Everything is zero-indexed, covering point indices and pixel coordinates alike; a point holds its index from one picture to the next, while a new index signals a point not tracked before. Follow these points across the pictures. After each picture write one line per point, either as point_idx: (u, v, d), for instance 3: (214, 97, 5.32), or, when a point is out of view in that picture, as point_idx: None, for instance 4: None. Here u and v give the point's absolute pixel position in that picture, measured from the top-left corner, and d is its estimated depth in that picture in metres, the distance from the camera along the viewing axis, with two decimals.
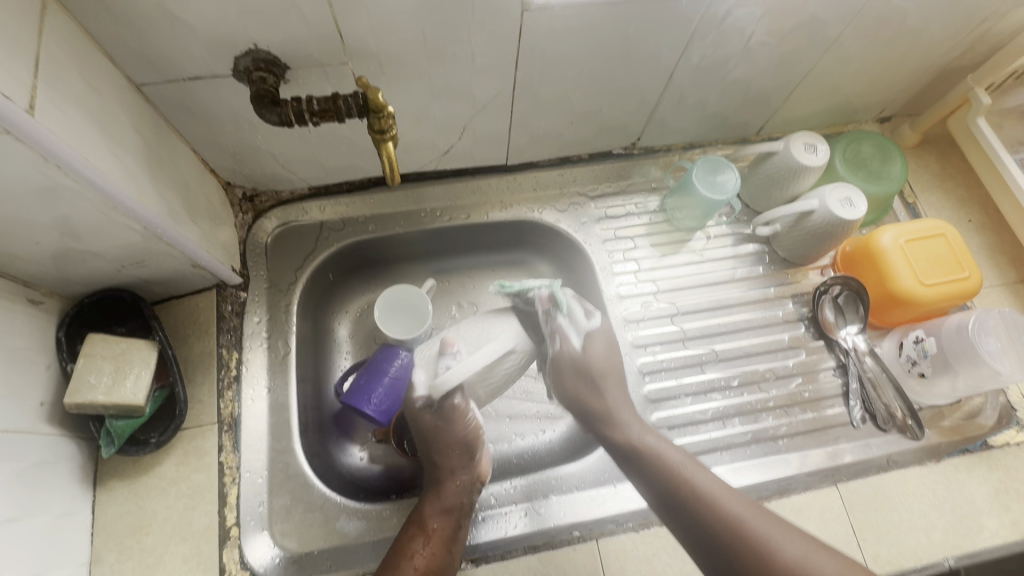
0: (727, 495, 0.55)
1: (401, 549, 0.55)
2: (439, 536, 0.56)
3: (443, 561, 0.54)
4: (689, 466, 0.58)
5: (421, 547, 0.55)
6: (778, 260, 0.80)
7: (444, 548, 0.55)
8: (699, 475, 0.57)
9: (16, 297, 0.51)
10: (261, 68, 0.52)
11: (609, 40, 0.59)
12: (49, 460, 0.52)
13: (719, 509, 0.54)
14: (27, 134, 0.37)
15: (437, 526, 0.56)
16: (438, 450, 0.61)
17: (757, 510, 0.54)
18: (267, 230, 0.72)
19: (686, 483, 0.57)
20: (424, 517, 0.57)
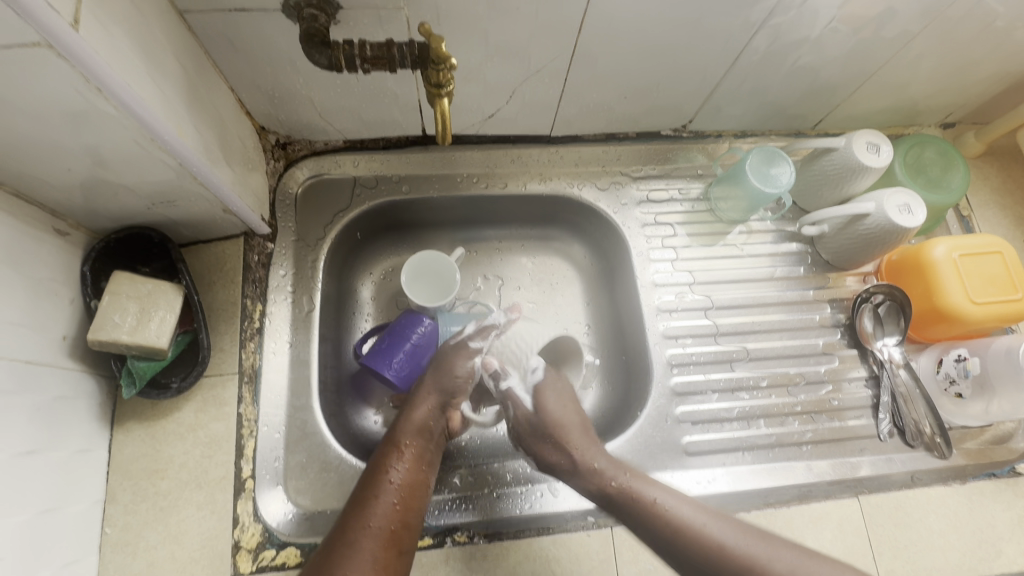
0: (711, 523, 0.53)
1: (377, 467, 0.56)
2: (413, 456, 0.57)
3: (419, 476, 0.56)
4: (663, 497, 0.55)
5: (401, 466, 0.56)
6: (820, 262, 0.77)
7: (419, 466, 0.57)
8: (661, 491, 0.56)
9: (42, 225, 0.49)
10: (313, 5, 0.48)
11: (683, 8, 0.55)
12: (68, 396, 0.51)
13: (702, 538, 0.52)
14: (69, 50, 0.35)
15: (412, 445, 0.58)
16: (426, 380, 0.65)
17: (730, 522, 0.53)
18: (298, 180, 0.70)
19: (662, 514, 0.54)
20: (398, 437, 0.59)
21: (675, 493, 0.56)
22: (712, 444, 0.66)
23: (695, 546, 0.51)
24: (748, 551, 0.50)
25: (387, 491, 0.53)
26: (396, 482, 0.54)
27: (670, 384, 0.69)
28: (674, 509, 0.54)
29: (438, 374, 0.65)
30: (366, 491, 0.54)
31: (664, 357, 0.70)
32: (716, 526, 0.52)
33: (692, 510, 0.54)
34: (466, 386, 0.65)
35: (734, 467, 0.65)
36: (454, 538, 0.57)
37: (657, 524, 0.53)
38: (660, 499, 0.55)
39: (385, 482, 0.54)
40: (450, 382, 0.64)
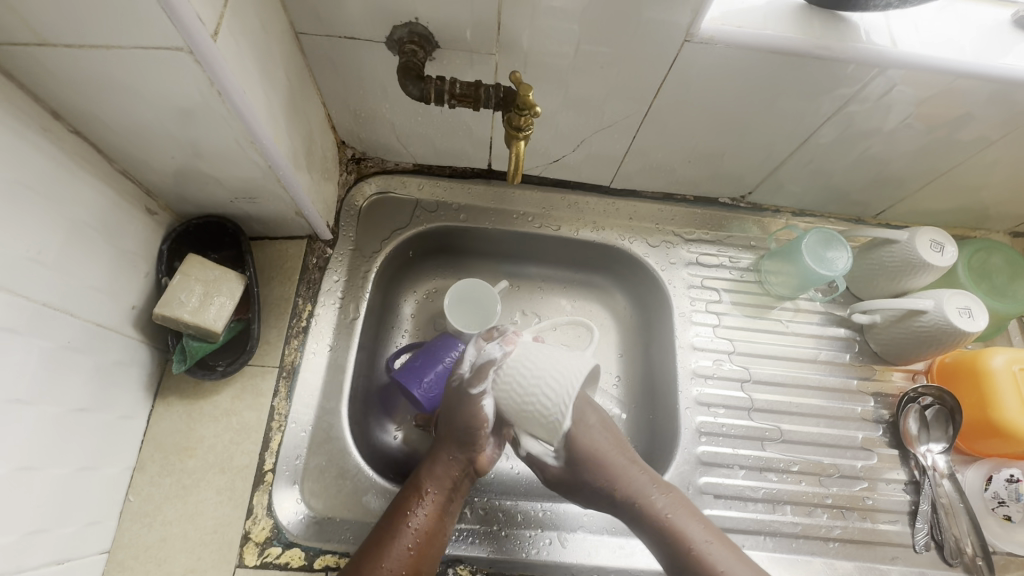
0: None
1: (398, 510, 0.55)
2: (432, 505, 0.55)
3: (436, 526, 0.55)
4: (715, 546, 0.53)
5: (420, 512, 0.55)
6: (867, 352, 0.75)
7: (438, 515, 0.55)
8: (708, 532, 0.54)
9: (137, 203, 0.54)
10: (414, 41, 0.53)
11: (759, 87, 0.57)
12: (125, 362, 0.54)
13: None
14: (204, 58, 0.39)
15: (432, 492, 0.56)
16: (447, 418, 0.59)
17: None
18: (364, 195, 0.74)
19: (704, 561, 0.52)
20: (421, 480, 0.57)
21: (729, 544, 0.54)
22: (732, 523, 0.64)
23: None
24: None
25: (403, 536, 0.53)
26: (413, 528, 0.54)
27: (696, 452, 0.67)
28: (719, 558, 0.52)
29: (451, 417, 0.58)
30: (382, 531, 0.53)
31: (694, 423, 0.69)
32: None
33: (736, 564, 0.52)
34: (484, 427, 0.57)
35: (752, 550, 0.62)
36: (456, 570, 0.57)
37: (688, 556, 0.53)
38: (706, 544, 0.53)
39: (403, 527, 0.53)
40: (468, 422, 0.57)
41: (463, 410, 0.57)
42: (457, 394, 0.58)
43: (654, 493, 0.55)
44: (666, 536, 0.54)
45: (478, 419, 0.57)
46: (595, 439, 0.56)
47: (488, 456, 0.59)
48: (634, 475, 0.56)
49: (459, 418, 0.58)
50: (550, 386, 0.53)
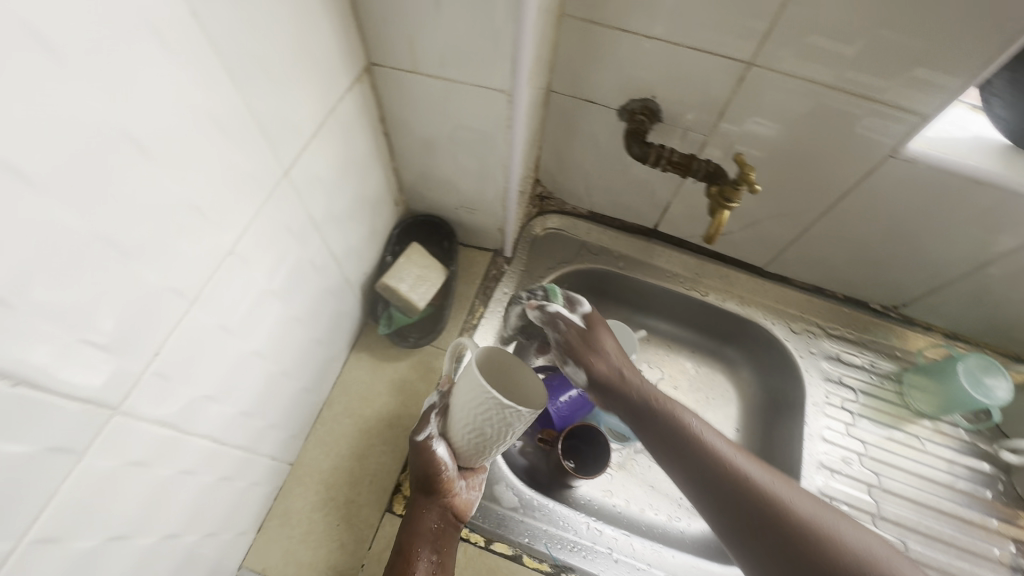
0: (814, 506, 0.47)
1: None
2: (426, 562, 0.54)
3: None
4: (768, 478, 0.49)
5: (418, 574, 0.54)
6: (1013, 496, 0.71)
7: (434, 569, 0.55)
8: (766, 470, 0.50)
9: (392, 193, 0.68)
10: (643, 113, 0.63)
11: (948, 207, 0.61)
12: (347, 316, 0.66)
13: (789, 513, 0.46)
14: (515, 99, 0.50)
15: (422, 555, 0.55)
16: (414, 478, 0.58)
17: (832, 509, 0.47)
18: (541, 227, 0.85)
19: (756, 487, 0.48)
20: (410, 544, 0.55)
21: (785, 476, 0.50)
22: None
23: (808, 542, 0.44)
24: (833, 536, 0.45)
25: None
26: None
27: None
28: (775, 485, 0.48)
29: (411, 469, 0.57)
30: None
31: None
32: (841, 523, 0.46)
33: (787, 487, 0.49)
34: (447, 470, 0.55)
35: None
36: None
37: (722, 471, 0.50)
38: (770, 484, 0.49)
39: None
40: (426, 470, 0.56)
41: (421, 471, 0.56)
42: (421, 457, 0.56)
43: (682, 411, 0.56)
44: (723, 473, 0.50)
45: (439, 467, 0.55)
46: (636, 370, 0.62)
47: (465, 496, 0.58)
48: (670, 402, 0.57)
49: (427, 469, 0.55)
50: (476, 412, 0.49)
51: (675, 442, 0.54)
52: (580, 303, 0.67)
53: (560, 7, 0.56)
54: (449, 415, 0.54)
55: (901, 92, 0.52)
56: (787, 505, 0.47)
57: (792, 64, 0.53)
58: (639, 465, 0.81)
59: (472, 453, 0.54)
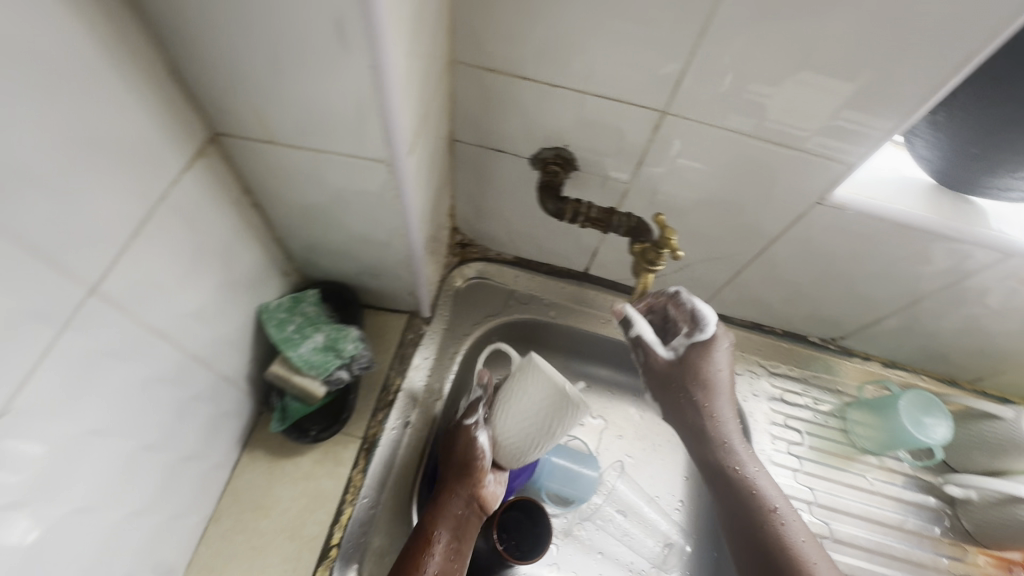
0: (786, 509, 0.56)
1: (407, 564, 0.52)
2: (446, 546, 0.54)
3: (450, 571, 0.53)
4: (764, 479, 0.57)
5: (431, 564, 0.53)
6: (958, 530, 0.70)
7: (450, 557, 0.54)
8: (783, 500, 0.56)
9: (277, 265, 0.58)
10: (557, 162, 0.57)
11: (879, 250, 0.58)
12: (231, 413, 0.56)
13: (766, 514, 0.55)
14: (397, 169, 0.42)
15: (440, 537, 0.55)
16: (443, 464, 0.60)
17: (801, 523, 0.55)
18: (463, 278, 0.77)
19: (742, 478, 0.57)
20: (430, 527, 0.55)
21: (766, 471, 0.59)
22: None
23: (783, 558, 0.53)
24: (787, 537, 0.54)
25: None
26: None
27: None
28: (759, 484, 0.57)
29: (449, 448, 0.61)
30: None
31: None
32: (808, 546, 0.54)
33: (773, 492, 0.57)
34: (481, 458, 0.59)
35: None
36: None
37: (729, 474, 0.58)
38: (762, 491, 0.57)
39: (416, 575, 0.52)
40: (464, 451, 0.59)
41: (453, 457, 0.60)
42: (458, 446, 0.60)
43: (722, 404, 0.59)
44: (742, 490, 0.57)
45: (477, 452, 0.59)
46: (709, 372, 0.59)
47: (491, 490, 0.59)
48: (722, 409, 0.59)
49: (459, 449, 0.60)
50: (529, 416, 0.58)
51: (691, 425, 0.60)
52: (704, 326, 0.58)
53: (450, 53, 0.48)
54: (500, 391, 0.61)
55: (824, 139, 0.48)
56: (782, 528, 0.54)
57: (709, 111, 0.48)
58: (581, 534, 0.74)
59: (506, 454, 0.60)
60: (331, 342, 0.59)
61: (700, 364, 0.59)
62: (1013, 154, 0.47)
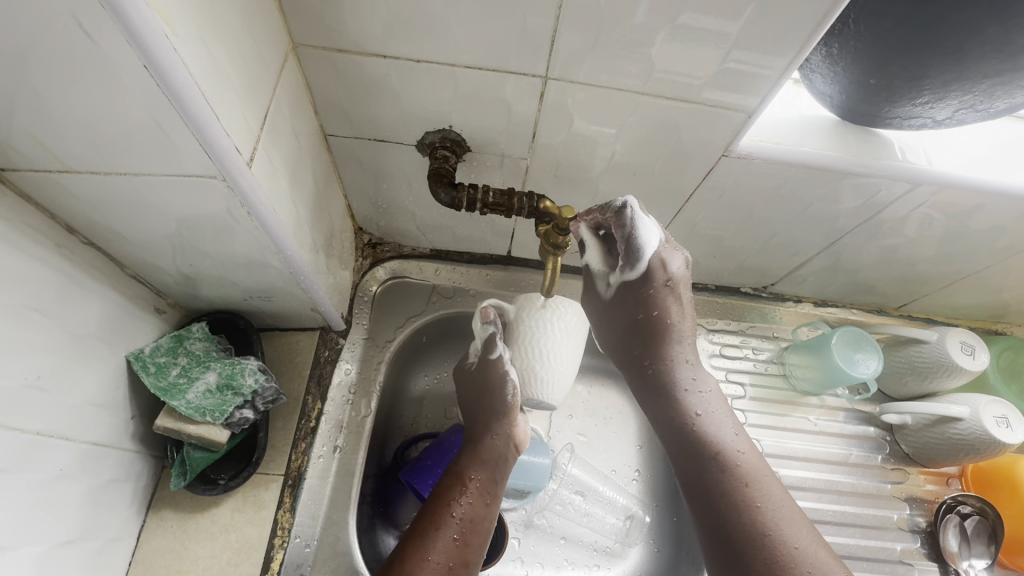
0: (756, 466, 0.51)
1: (442, 500, 0.54)
2: (478, 490, 0.55)
3: (482, 512, 0.54)
4: (735, 438, 0.52)
5: (462, 501, 0.54)
6: (899, 454, 0.72)
7: (483, 500, 0.55)
8: (750, 452, 0.52)
9: (145, 304, 0.51)
10: (446, 146, 0.52)
11: (795, 195, 0.56)
12: (120, 479, 0.49)
13: (730, 470, 0.50)
14: (237, 183, 0.36)
15: (475, 479, 0.56)
16: (477, 405, 0.59)
17: (779, 485, 0.50)
18: (378, 280, 0.71)
19: (701, 433, 0.52)
20: (463, 469, 0.56)
21: (735, 425, 0.54)
22: None
23: (744, 521, 0.48)
24: (752, 496, 0.49)
25: (448, 527, 0.52)
26: (458, 517, 0.53)
27: None
28: (723, 440, 0.52)
29: (482, 389, 0.59)
30: (426, 522, 0.52)
31: None
32: (776, 505, 0.49)
33: (740, 448, 0.52)
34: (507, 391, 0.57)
35: None
36: None
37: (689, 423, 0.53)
38: (728, 449, 0.51)
39: (447, 516, 0.52)
40: (493, 387, 0.58)
41: (488, 387, 0.58)
42: (481, 372, 0.59)
43: (683, 353, 0.54)
44: (698, 443, 0.52)
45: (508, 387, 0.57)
46: (672, 308, 0.53)
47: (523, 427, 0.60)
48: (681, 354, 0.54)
49: (493, 395, 0.58)
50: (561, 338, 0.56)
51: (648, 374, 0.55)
52: (636, 263, 0.50)
53: (289, 37, 0.42)
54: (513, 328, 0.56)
55: (717, 90, 0.45)
56: (746, 488, 0.50)
57: (592, 72, 0.44)
58: (543, 522, 0.72)
59: (537, 385, 0.56)
60: (226, 380, 0.52)
61: (655, 313, 0.53)
62: (908, 83, 0.45)
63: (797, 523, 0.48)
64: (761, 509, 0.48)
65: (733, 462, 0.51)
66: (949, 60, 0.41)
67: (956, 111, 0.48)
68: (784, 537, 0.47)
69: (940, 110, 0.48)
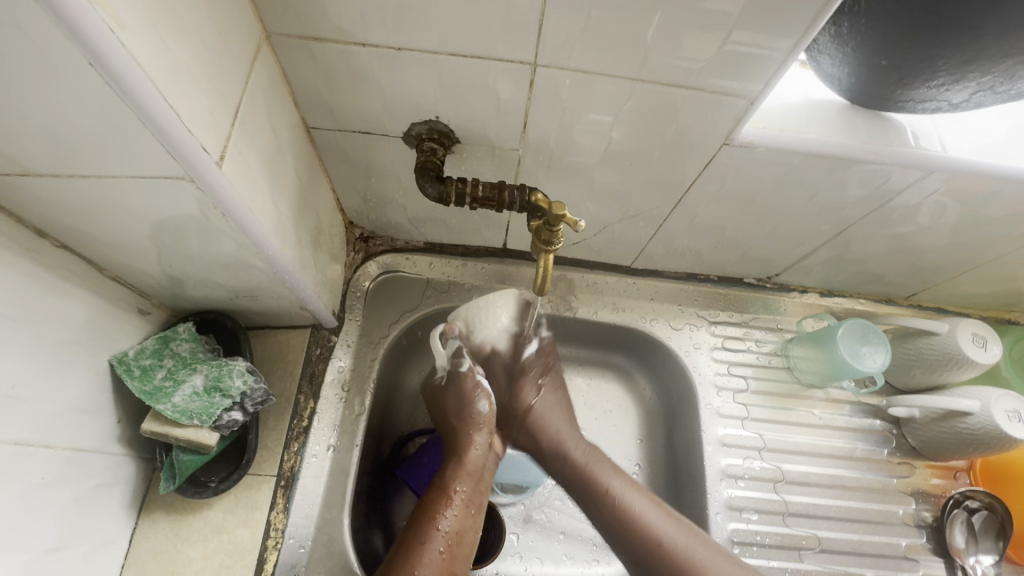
0: (632, 496, 0.59)
1: (428, 513, 0.55)
2: (464, 501, 0.56)
3: (467, 524, 0.55)
4: (616, 483, 0.60)
5: (448, 512, 0.55)
6: (905, 448, 0.70)
7: (468, 511, 0.56)
8: (646, 505, 0.58)
9: (127, 306, 0.49)
10: (434, 138, 0.50)
11: (800, 184, 0.54)
12: (108, 483, 0.49)
13: (614, 509, 0.58)
14: (206, 184, 0.34)
15: (460, 490, 0.57)
16: (453, 417, 0.62)
17: (664, 512, 0.58)
18: (370, 275, 0.69)
19: (588, 475, 0.61)
20: (449, 481, 0.57)
21: (625, 478, 0.61)
22: None
23: (619, 543, 0.58)
24: (637, 518, 0.58)
25: (434, 539, 0.52)
26: (444, 531, 0.53)
27: None
28: (606, 483, 0.60)
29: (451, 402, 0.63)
30: (411, 536, 0.53)
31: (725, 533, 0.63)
32: (650, 514, 0.58)
33: (625, 487, 0.60)
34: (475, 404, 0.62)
35: None
36: None
37: (582, 498, 0.61)
38: (613, 488, 0.60)
39: (433, 529, 0.53)
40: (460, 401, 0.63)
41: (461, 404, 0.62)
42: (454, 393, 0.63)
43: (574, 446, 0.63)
44: (587, 489, 0.61)
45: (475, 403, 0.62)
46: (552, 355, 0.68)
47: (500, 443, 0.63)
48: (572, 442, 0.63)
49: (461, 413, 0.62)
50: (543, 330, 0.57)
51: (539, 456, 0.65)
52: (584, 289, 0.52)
53: (261, 25, 0.39)
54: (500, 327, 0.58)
55: (717, 75, 0.42)
56: (625, 513, 0.58)
57: (584, 59, 0.41)
58: (542, 517, 0.71)
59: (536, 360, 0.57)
60: (214, 381, 0.51)
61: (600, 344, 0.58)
62: (922, 65, 0.42)
63: (692, 543, 0.56)
64: (647, 530, 0.57)
65: (614, 496, 0.59)
66: (967, 39, 0.38)
67: (974, 94, 0.45)
68: (664, 543, 0.56)
69: (956, 93, 0.45)
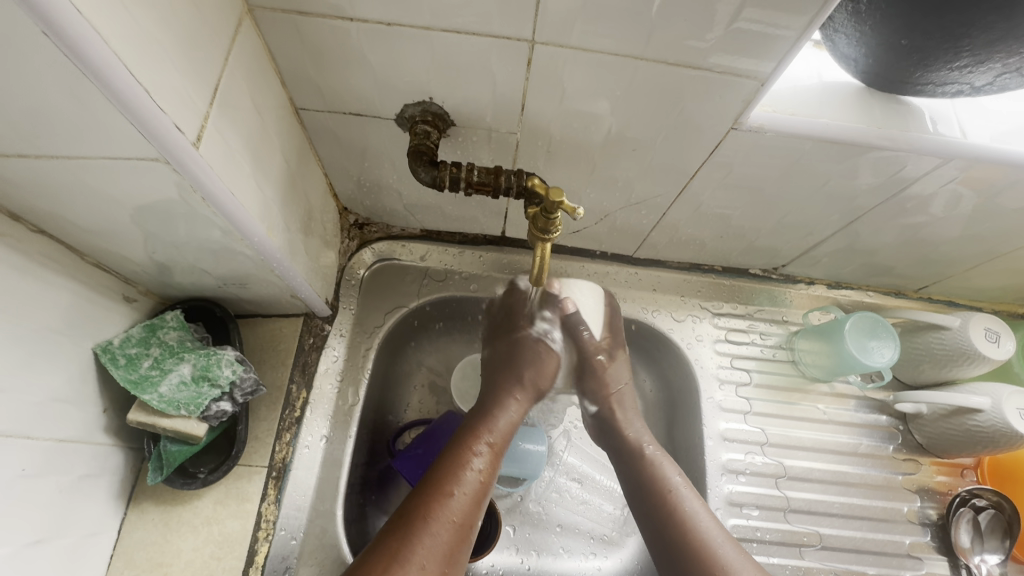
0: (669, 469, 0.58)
1: (458, 455, 0.52)
2: (493, 456, 0.54)
3: (492, 477, 0.52)
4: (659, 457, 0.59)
5: (480, 461, 0.52)
6: (912, 444, 0.69)
7: (495, 467, 0.53)
8: (701, 505, 0.55)
9: (112, 293, 0.48)
10: (427, 121, 0.47)
11: (812, 171, 0.51)
12: (94, 473, 0.48)
13: (650, 472, 0.58)
14: (184, 165, 0.32)
15: (494, 442, 0.55)
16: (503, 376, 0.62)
17: (706, 506, 0.55)
18: (365, 263, 0.68)
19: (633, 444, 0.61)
20: (485, 429, 0.56)
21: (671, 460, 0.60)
22: None
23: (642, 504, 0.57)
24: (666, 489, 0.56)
25: (463, 483, 0.50)
26: (474, 476, 0.51)
27: None
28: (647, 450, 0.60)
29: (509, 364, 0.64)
30: (440, 474, 0.50)
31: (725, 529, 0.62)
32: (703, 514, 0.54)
33: (664, 460, 0.59)
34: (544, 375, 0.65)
35: None
36: None
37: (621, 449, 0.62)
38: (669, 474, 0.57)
39: (464, 471, 0.51)
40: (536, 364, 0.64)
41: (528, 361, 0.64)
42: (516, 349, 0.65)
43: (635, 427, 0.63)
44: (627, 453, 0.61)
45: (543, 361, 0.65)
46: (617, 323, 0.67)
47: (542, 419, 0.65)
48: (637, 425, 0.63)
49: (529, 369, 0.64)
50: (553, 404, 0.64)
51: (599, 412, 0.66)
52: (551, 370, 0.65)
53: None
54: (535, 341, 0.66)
55: (725, 53, 0.40)
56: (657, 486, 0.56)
57: (583, 36, 0.39)
58: (538, 509, 0.70)
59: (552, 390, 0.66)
60: (201, 371, 0.49)
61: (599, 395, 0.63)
62: (944, 45, 0.39)
63: (719, 534, 0.52)
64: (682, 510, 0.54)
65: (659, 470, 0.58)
66: (994, 15, 0.36)
67: (998, 77, 0.42)
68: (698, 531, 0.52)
69: (979, 74, 0.42)
